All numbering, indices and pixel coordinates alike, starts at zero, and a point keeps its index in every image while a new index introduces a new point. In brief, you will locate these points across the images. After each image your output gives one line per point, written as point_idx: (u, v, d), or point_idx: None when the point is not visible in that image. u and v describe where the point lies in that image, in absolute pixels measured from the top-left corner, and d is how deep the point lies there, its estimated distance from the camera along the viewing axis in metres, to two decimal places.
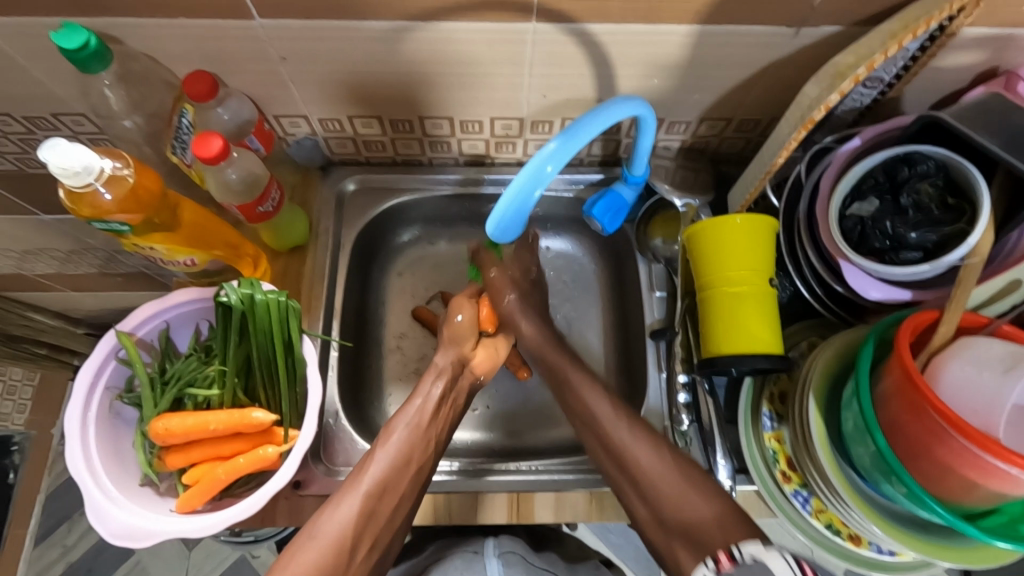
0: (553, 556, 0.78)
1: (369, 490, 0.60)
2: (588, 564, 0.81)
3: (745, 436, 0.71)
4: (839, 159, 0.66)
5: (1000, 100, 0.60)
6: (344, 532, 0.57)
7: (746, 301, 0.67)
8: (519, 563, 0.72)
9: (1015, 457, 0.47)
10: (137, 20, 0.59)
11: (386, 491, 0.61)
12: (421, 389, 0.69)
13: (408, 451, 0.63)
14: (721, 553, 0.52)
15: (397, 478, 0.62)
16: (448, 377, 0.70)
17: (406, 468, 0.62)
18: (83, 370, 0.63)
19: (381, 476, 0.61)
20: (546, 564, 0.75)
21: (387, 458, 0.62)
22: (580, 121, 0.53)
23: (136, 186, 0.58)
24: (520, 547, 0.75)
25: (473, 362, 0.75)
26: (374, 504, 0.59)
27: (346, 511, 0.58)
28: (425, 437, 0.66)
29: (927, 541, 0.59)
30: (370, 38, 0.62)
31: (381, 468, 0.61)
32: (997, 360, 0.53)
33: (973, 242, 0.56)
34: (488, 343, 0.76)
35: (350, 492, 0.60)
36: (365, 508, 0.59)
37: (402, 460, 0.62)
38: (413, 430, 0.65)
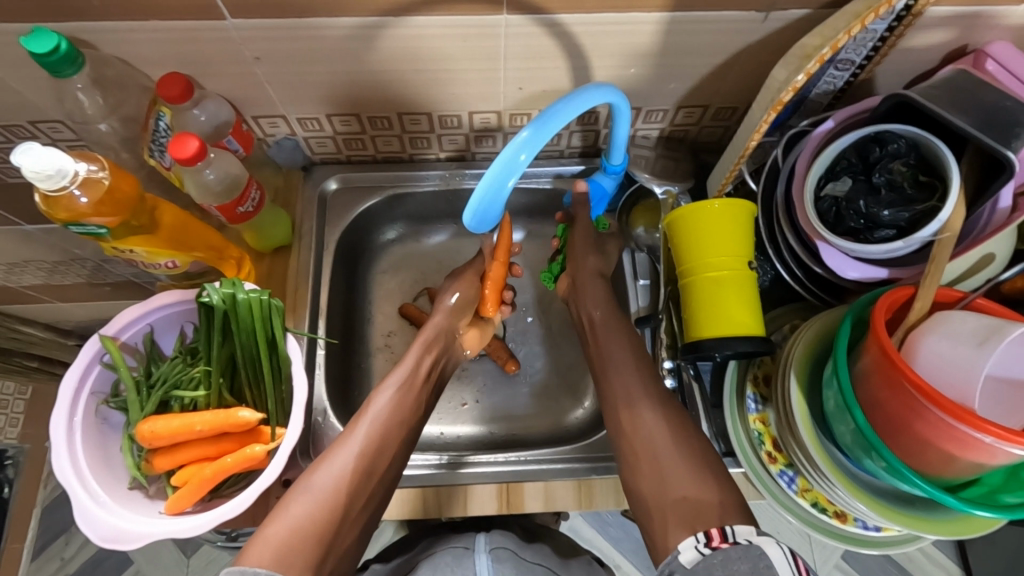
0: (544, 550, 0.78)
1: (363, 446, 0.61)
2: (580, 559, 0.80)
3: (730, 419, 0.71)
4: (814, 141, 0.67)
5: (969, 77, 0.61)
6: (340, 485, 0.58)
7: (726, 285, 0.68)
8: (509, 558, 0.72)
9: (989, 426, 0.48)
10: (108, 23, 0.59)
11: (379, 449, 0.62)
12: (408, 358, 0.71)
13: (397, 411, 0.66)
14: (714, 531, 0.52)
15: (388, 439, 0.64)
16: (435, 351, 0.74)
17: (395, 427, 0.65)
18: (67, 376, 0.63)
19: (374, 433, 0.63)
20: (537, 559, 0.75)
21: (378, 417, 0.64)
22: (553, 108, 0.53)
23: (112, 188, 0.58)
24: (512, 542, 0.75)
25: (462, 335, 0.80)
26: (369, 463, 0.61)
27: (342, 466, 0.59)
28: (410, 398, 0.68)
29: (910, 514, 0.60)
30: (342, 34, 0.62)
31: (373, 427, 0.63)
32: (971, 335, 0.53)
33: (945, 217, 0.57)
34: (479, 324, 0.82)
35: (343, 447, 0.61)
36: (360, 462, 0.60)
37: (391, 420, 0.65)
38: (400, 391, 0.68)
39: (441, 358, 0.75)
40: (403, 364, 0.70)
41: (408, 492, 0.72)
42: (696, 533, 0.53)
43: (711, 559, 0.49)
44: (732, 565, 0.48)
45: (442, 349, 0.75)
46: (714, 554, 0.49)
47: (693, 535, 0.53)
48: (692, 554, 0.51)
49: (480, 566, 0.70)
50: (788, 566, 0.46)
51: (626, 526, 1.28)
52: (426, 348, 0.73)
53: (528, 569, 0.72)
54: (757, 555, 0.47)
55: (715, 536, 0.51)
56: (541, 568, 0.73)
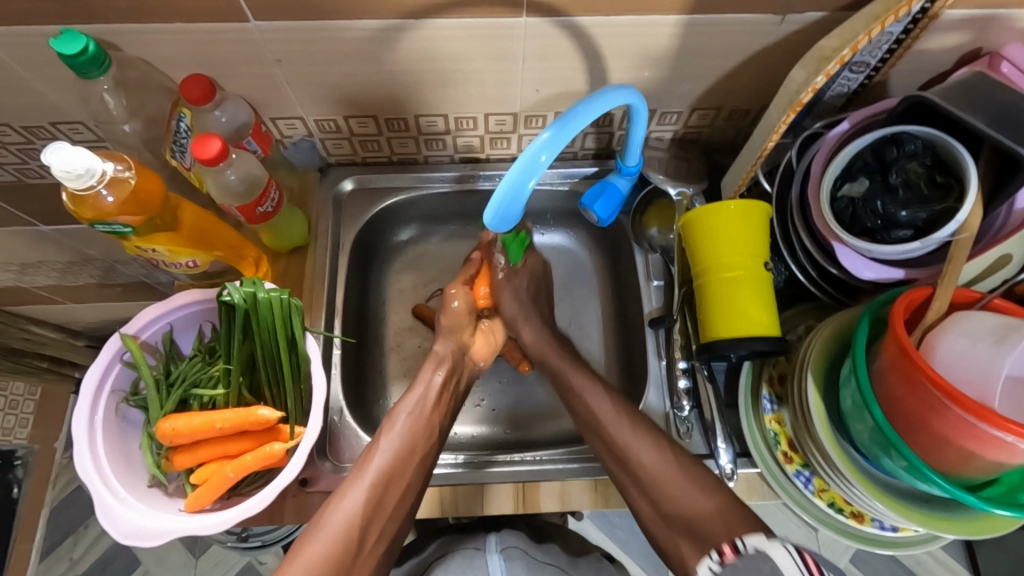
0: (556, 549, 0.78)
1: (375, 479, 0.61)
2: (590, 557, 0.80)
3: (746, 419, 0.72)
4: (828, 143, 0.67)
5: (984, 79, 0.61)
6: (352, 521, 0.58)
7: (743, 285, 0.68)
8: (521, 557, 0.73)
9: (1013, 426, 0.48)
10: (133, 25, 0.59)
11: (393, 479, 0.62)
12: (420, 379, 0.70)
13: (410, 441, 0.65)
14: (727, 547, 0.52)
15: (403, 468, 0.63)
16: (448, 365, 0.72)
17: (409, 458, 0.64)
18: (89, 374, 0.63)
19: (386, 466, 0.62)
20: (548, 558, 0.75)
21: (392, 446, 0.64)
22: (572, 110, 0.54)
23: (138, 188, 0.59)
24: (522, 541, 0.75)
25: (472, 348, 0.78)
26: (381, 494, 0.60)
27: (353, 500, 0.59)
28: (424, 429, 0.67)
29: (930, 514, 0.60)
30: (363, 36, 0.63)
31: (386, 458, 0.63)
32: (988, 332, 0.54)
33: (962, 218, 0.57)
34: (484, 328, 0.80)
35: (356, 481, 0.61)
36: (372, 497, 0.60)
37: (404, 451, 0.64)
38: (413, 420, 0.66)
39: (454, 376, 0.73)
40: (414, 394, 0.69)
41: None
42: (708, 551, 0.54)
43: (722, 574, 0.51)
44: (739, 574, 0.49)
45: (453, 363, 0.73)
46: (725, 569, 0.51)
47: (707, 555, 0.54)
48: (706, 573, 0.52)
49: (492, 567, 0.71)
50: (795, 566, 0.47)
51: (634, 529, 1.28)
52: (441, 379, 0.71)
53: (540, 569, 0.73)
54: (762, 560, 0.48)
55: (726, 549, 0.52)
56: (552, 568, 0.74)
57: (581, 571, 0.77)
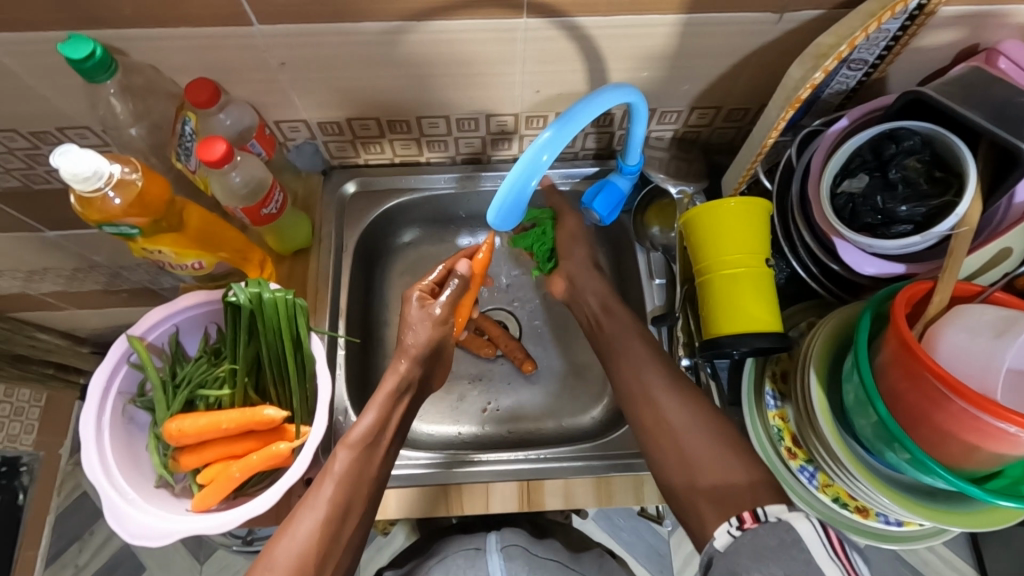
0: (556, 545, 0.78)
1: (326, 511, 0.59)
2: (592, 552, 0.81)
3: (749, 415, 0.72)
4: (827, 140, 0.68)
5: (982, 73, 0.61)
6: (304, 556, 0.57)
7: (744, 282, 0.68)
8: (521, 556, 0.72)
9: (1013, 416, 0.48)
10: (141, 31, 0.60)
11: (345, 510, 0.60)
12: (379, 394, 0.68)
13: (360, 468, 0.62)
14: (745, 514, 0.53)
15: (353, 497, 0.61)
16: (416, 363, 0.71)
17: (359, 486, 0.62)
18: (97, 375, 0.64)
19: (336, 497, 0.60)
20: (549, 554, 0.75)
21: (342, 475, 0.61)
22: (572, 109, 0.54)
23: (144, 190, 0.60)
24: (522, 539, 0.75)
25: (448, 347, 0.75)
26: (333, 527, 0.59)
27: (304, 534, 0.58)
28: (372, 455, 0.64)
29: (934, 507, 0.60)
30: (365, 39, 0.64)
31: (337, 488, 0.61)
32: (989, 326, 0.54)
33: (962, 213, 0.58)
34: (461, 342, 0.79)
35: (306, 513, 0.59)
36: (325, 529, 0.58)
37: (352, 481, 0.61)
38: (364, 447, 0.64)
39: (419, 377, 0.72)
40: (365, 420, 0.66)
41: (425, 490, 0.72)
42: (728, 517, 0.54)
43: (742, 541, 0.51)
44: (761, 543, 0.50)
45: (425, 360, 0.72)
46: (745, 535, 0.51)
47: (726, 521, 0.54)
48: (724, 537, 0.52)
49: (493, 567, 0.71)
50: (820, 543, 0.47)
51: (639, 531, 1.29)
52: (387, 407, 0.67)
53: (541, 565, 0.73)
54: (785, 531, 0.49)
55: (747, 517, 0.52)
56: (553, 565, 0.73)
57: (584, 567, 0.77)
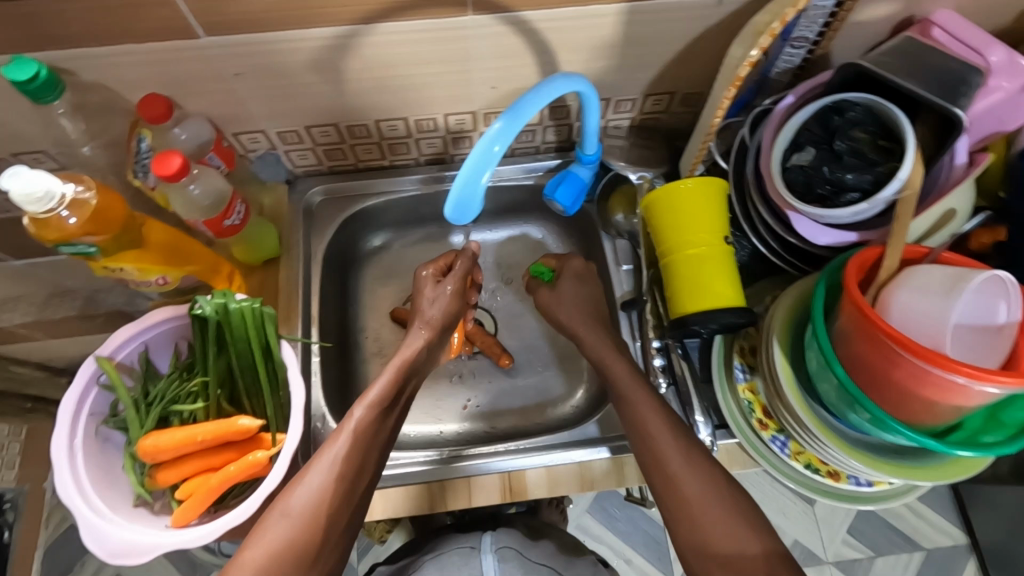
0: (550, 548, 0.78)
1: (341, 467, 0.57)
2: (586, 560, 0.80)
3: (721, 390, 0.73)
4: (776, 117, 0.69)
5: (912, 43, 0.63)
6: (316, 511, 0.55)
7: (705, 260, 0.70)
8: (515, 558, 0.73)
9: (960, 367, 0.50)
10: (89, 50, 0.60)
11: (359, 469, 0.58)
12: (402, 348, 0.67)
13: (377, 428, 0.61)
14: None
15: (366, 459, 0.59)
16: (433, 328, 0.71)
17: (372, 445, 0.60)
18: (66, 398, 0.64)
19: (350, 456, 0.58)
20: (543, 558, 0.76)
21: (358, 432, 0.59)
22: (521, 101, 0.55)
23: (100, 208, 0.59)
24: (517, 541, 0.76)
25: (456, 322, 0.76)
26: (347, 485, 0.57)
27: (319, 488, 0.56)
28: (386, 417, 0.63)
29: (900, 464, 0.62)
30: (318, 45, 0.65)
31: (352, 445, 0.58)
32: (939, 285, 0.55)
33: (905, 177, 0.59)
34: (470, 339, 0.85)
35: (319, 466, 0.57)
36: (339, 486, 0.56)
37: (367, 438, 0.59)
38: (381, 409, 0.61)
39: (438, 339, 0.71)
40: (382, 379, 0.63)
41: (408, 489, 0.73)
42: None
43: None
44: None
45: (441, 327, 0.72)
46: None
47: None
48: None
49: (487, 566, 0.71)
50: None
51: (634, 521, 1.31)
52: (402, 369, 0.66)
53: (534, 570, 0.73)
54: None
55: None
56: (546, 569, 0.74)
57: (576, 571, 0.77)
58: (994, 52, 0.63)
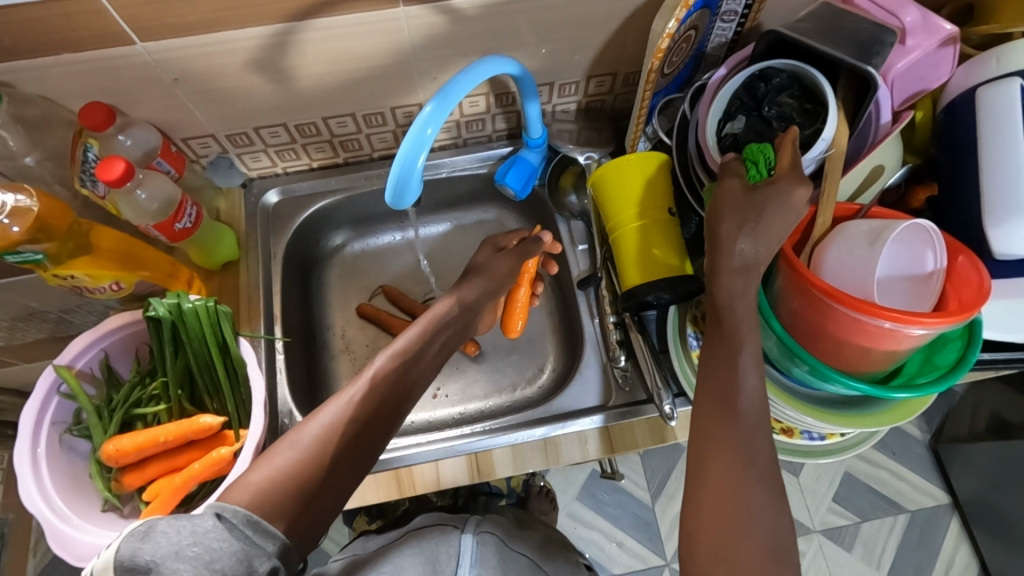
0: (531, 542, 0.79)
1: (355, 406, 0.54)
2: (568, 562, 0.78)
3: (676, 359, 0.75)
4: (711, 88, 0.71)
5: (830, 8, 0.66)
6: (324, 444, 0.51)
7: (649, 232, 0.72)
8: (494, 543, 0.73)
9: (883, 312, 0.52)
10: (24, 62, 0.61)
11: (375, 411, 0.55)
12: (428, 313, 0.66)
13: (397, 377, 0.58)
14: None
15: (383, 403, 0.56)
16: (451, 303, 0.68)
17: (393, 392, 0.57)
18: (26, 409, 0.64)
19: (367, 394, 0.55)
20: (523, 549, 0.75)
21: (377, 376, 0.57)
22: (449, 83, 0.57)
23: (42, 215, 0.61)
24: (499, 529, 0.76)
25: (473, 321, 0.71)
26: (361, 422, 0.54)
27: (332, 422, 0.53)
28: (412, 369, 0.60)
29: (847, 414, 0.64)
30: (256, 45, 0.66)
31: (371, 387, 0.56)
32: (862, 236, 0.57)
33: (829, 137, 0.61)
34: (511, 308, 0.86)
35: (333, 404, 0.54)
36: (350, 423, 0.53)
37: (389, 382, 0.57)
38: (403, 359, 0.59)
39: (460, 324, 0.68)
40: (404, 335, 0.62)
41: (378, 478, 0.73)
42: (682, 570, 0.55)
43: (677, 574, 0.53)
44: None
45: (462, 306, 0.69)
46: None
47: None
48: None
49: (463, 545, 0.71)
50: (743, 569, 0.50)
51: (623, 504, 1.32)
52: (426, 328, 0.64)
53: (512, 558, 0.73)
54: None
55: None
56: (524, 559, 0.74)
57: (556, 566, 0.76)
58: (909, 13, 0.65)
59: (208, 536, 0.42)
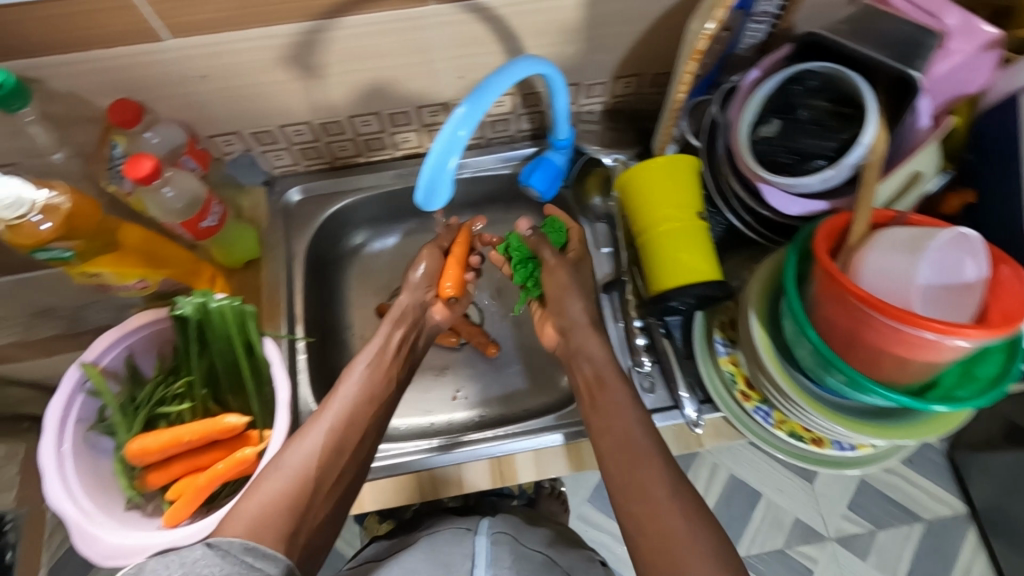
0: (546, 536, 0.78)
1: (331, 426, 0.59)
2: (581, 553, 0.77)
3: (703, 365, 0.74)
4: (743, 91, 0.69)
5: (869, 10, 0.64)
6: (308, 463, 0.56)
7: (680, 235, 0.70)
8: (508, 542, 0.73)
9: (925, 323, 0.51)
10: (53, 58, 0.61)
11: (351, 426, 0.60)
12: (379, 332, 0.71)
13: (365, 396, 0.63)
14: None
15: (356, 420, 0.61)
16: (405, 321, 0.73)
17: (362, 410, 0.62)
18: (51, 406, 0.64)
19: (342, 412, 0.61)
20: (537, 546, 0.74)
21: (350, 395, 0.63)
22: (484, 84, 0.56)
23: (72, 212, 0.60)
24: (512, 528, 0.77)
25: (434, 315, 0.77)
26: (339, 439, 0.59)
27: (311, 444, 0.57)
28: (379, 387, 0.66)
29: (881, 426, 0.63)
30: (283, 42, 0.65)
31: (345, 405, 0.61)
32: (903, 244, 0.56)
33: (867, 142, 0.60)
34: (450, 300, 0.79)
35: (313, 428, 0.59)
36: (328, 442, 0.58)
37: (361, 399, 0.63)
38: (370, 379, 0.65)
39: (411, 332, 0.74)
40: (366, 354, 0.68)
41: (400, 479, 0.73)
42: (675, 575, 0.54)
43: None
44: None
45: (412, 320, 0.74)
46: None
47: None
48: None
49: (477, 547, 0.70)
50: None
51: None
52: (385, 347, 0.69)
53: (527, 557, 0.71)
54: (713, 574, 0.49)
55: None
56: (539, 556, 0.72)
57: (572, 561, 0.75)
58: (951, 15, 0.63)
59: (199, 563, 0.45)
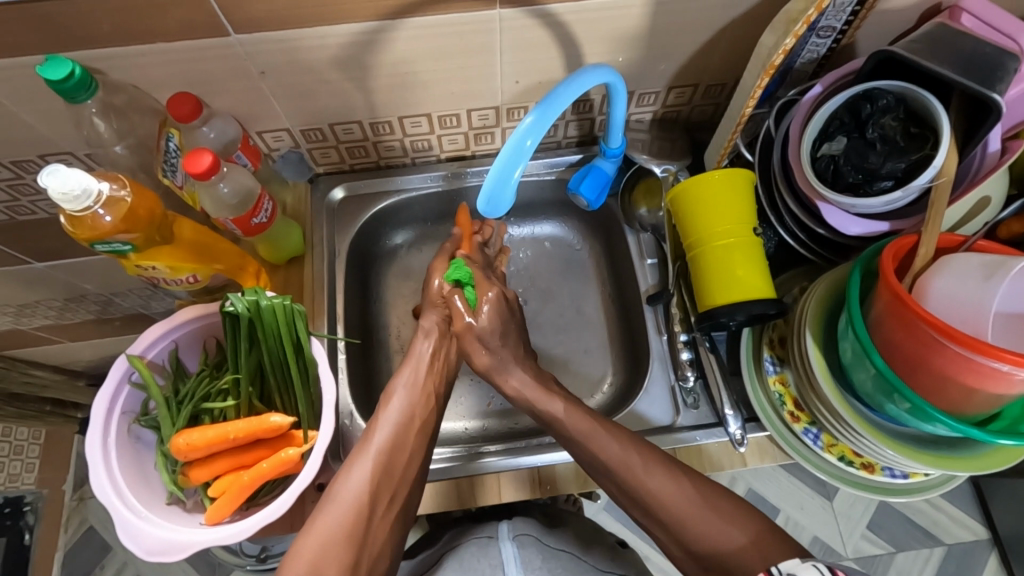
0: (571, 535, 0.76)
1: (377, 456, 0.61)
2: (603, 542, 0.77)
3: (750, 383, 0.73)
4: (804, 107, 0.68)
5: (947, 29, 0.63)
6: (360, 496, 0.58)
7: (735, 251, 0.69)
8: (533, 545, 0.72)
9: (1004, 354, 0.49)
10: (119, 49, 0.61)
11: (395, 453, 0.62)
12: (413, 352, 0.70)
13: (407, 419, 0.65)
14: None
15: (400, 445, 0.63)
16: (437, 335, 0.72)
17: (406, 434, 0.64)
18: (99, 398, 0.64)
19: (386, 440, 0.62)
20: (561, 544, 0.74)
21: (392, 420, 0.64)
22: (553, 92, 0.55)
23: (134, 206, 0.60)
24: (535, 528, 0.75)
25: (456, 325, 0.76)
26: (385, 468, 0.60)
27: (359, 477, 0.59)
28: (421, 409, 0.67)
29: (937, 454, 0.61)
30: (344, 41, 0.64)
31: (387, 431, 0.63)
32: (977, 269, 0.54)
33: (940, 164, 0.58)
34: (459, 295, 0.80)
35: (360, 460, 0.60)
36: (377, 475, 0.60)
37: (403, 424, 0.64)
38: (410, 402, 0.66)
39: (444, 347, 0.73)
40: (403, 374, 0.68)
41: (438, 486, 0.72)
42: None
43: None
44: None
45: (442, 333, 0.73)
46: None
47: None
48: None
49: (505, 554, 0.70)
50: None
51: None
52: (420, 367, 0.69)
53: (553, 556, 0.72)
54: None
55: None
56: (565, 555, 0.72)
57: (596, 556, 0.75)
58: None
59: None
